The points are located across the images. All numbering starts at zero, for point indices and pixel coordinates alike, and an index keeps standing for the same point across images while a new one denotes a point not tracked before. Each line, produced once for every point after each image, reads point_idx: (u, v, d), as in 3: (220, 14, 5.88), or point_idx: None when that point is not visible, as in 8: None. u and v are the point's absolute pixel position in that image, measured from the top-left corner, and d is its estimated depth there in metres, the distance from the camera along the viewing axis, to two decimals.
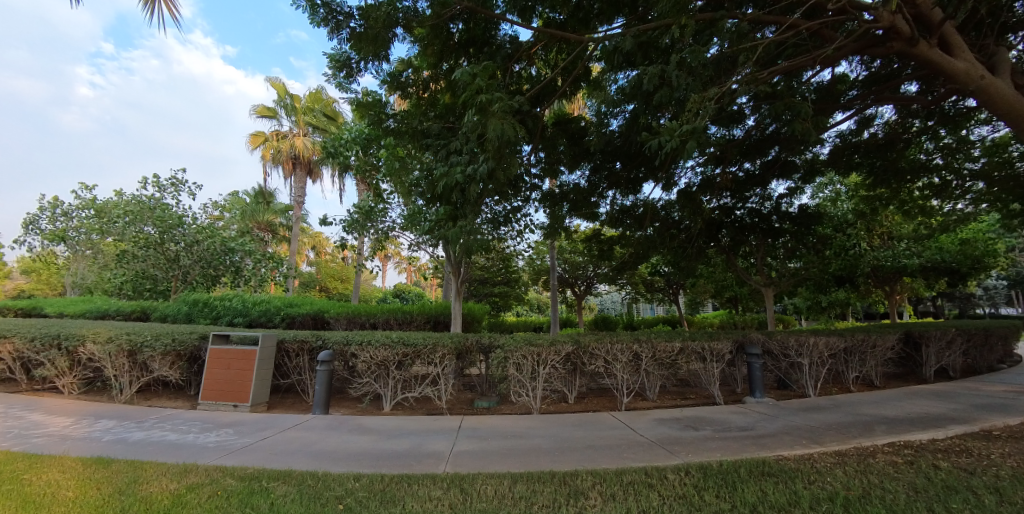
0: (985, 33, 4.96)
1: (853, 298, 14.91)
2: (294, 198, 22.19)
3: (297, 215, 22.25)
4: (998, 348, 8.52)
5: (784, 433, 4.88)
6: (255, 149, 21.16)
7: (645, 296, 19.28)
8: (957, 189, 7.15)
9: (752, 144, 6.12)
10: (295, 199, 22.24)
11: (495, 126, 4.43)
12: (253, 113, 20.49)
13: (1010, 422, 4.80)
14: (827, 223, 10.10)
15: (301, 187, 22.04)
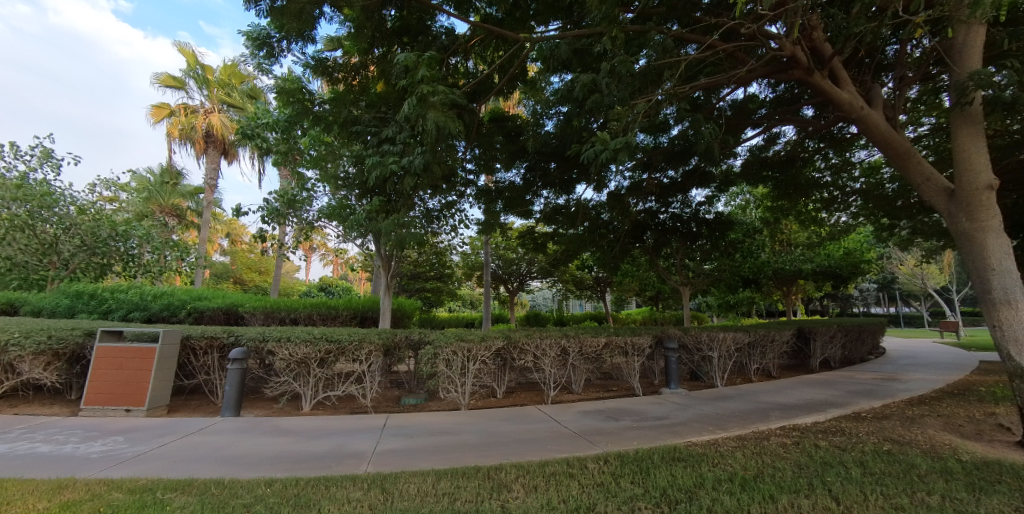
0: (865, 70, 5.70)
1: (758, 298, 16.52)
2: (207, 181, 20.25)
3: (210, 200, 20.33)
4: (869, 341, 9.89)
5: (695, 421, 5.26)
6: (159, 123, 19.07)
7: (576, 293, 20.00)
8: (841, 203, 8.20)
9: (675, 153, 6.49)
10: (208, 182, 20.30)
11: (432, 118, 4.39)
12: (156, 82, 18.41)
13: (874, 405, 5.55)
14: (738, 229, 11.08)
15: (214, 169, 20.19)
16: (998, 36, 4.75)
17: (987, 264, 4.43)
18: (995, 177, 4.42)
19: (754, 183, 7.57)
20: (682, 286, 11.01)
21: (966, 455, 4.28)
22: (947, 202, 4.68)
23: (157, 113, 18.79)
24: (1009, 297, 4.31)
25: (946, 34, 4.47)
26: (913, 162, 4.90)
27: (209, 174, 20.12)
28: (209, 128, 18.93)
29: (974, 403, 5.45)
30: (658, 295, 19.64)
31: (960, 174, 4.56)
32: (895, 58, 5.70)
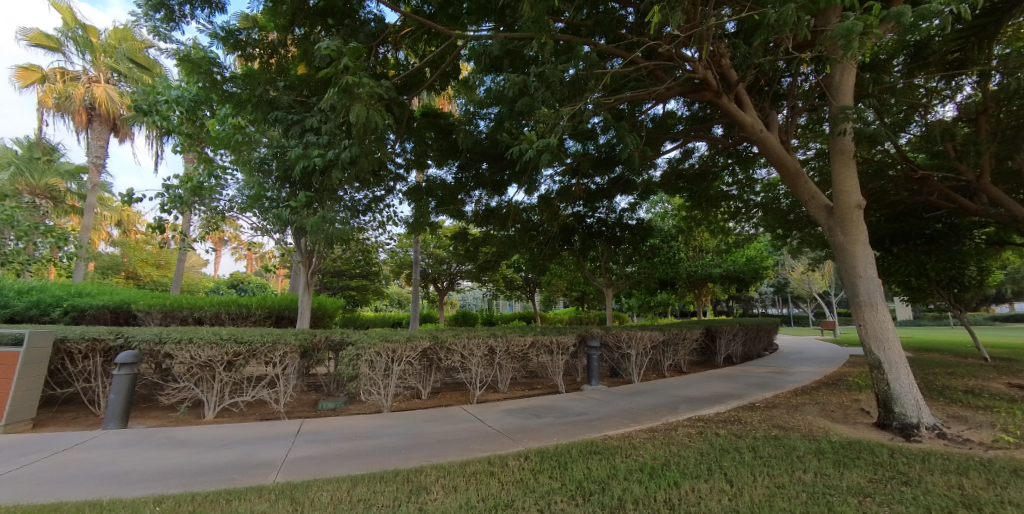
0: (763, 97, 6.37)
1: (673, 300, 17.86)
2: (93, 160, 17.72)
3: (94, 182, 17.78)
4: (765, 338, 11.10)
5: (612, 415, 5.55)
6: (28, 89, 16.56)
7: (506, 293, 20.35)
8: (745, 214, 9.16)
9: (601, 160, 6.81)
10: (93, 162, 17.76)
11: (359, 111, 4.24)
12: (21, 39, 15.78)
13: (765, 395, 6.23)
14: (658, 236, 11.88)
15: (99, 146, 17.72)
16: (864, 78, 5.55)
17: (855, 272, 5.16)
18: (862, 198, 5.14)
19: (672, 193, 8.15)
20: (606, 287, 11.56)
21: (834, 437, 4.94)
22: (827, 217, 5.35)
23: (25, 76, 16.41)
24: (871, 299, 5.11)
25: (825, 71, 5.13)
26: (801, 181, 5.51)
27: (94, 150, 17.61)
28: (92, 99, 16.64)
29: (843, 391, 6.31)
30: (584, 296, 20.55)
31: (836, 194, 5.23)
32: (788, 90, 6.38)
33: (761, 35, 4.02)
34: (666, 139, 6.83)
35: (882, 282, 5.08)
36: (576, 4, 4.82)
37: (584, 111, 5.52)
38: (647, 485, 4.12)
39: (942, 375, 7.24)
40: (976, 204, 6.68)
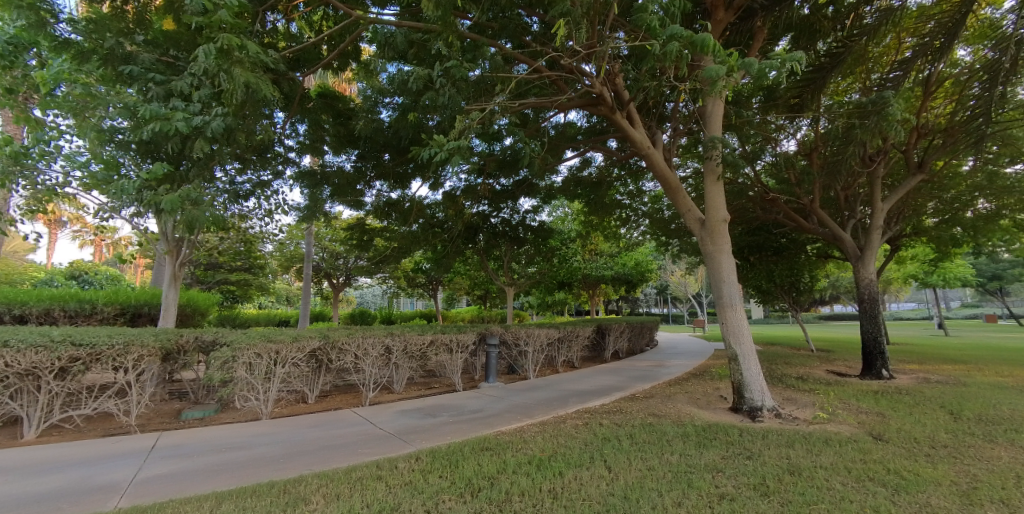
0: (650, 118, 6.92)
1: (570, 299, 18.99)
2: None
3: None
4: (647, 334, 12.39)
5: (506, 411, 5.73)
6: None
7: (407, 290, 20.03)
8: (634, 221, 10.17)
9: (506, 162, 7.02)
10: None
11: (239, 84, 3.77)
12: None
13: (642, 387, 6.89)
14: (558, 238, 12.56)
15: None
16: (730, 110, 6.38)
17: (719, 277, 5.88)
18: (727, 213, 5.88)
19: (571, 198, 8.61)
20: (509, 285, 11.89)
21: (697, 421, 5.57)
22: (700, 229, 6.01)
23: None
24: (732, 301, 5.84)
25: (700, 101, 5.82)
26: (681, 195, 6.09)
27: None
28: None
29: (706, 380, 7.23)
30: (485, 295, 20.99)
31: (707, 208, 5.91)
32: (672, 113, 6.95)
33: (649, 62, 4.48)
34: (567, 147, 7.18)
35: (739, 287, 5.84)
36: (483, 5, 4.85)
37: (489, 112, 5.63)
38: (531, 477, 4.35)
39: (781, 364, 8.66)
40: (809, 223, 8.07)
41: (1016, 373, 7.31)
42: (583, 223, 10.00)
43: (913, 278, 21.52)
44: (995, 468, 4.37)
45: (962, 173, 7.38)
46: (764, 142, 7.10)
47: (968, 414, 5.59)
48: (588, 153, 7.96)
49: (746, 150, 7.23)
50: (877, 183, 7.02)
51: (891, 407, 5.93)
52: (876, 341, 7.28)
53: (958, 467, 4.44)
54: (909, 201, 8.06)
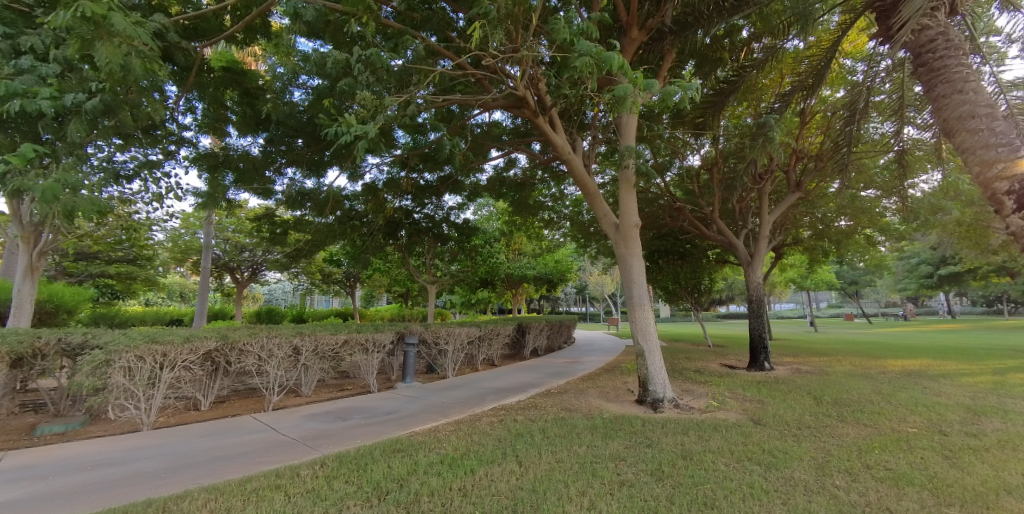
0: (570, 125, 7.22)
1: (494, 298, 19.21)
2: None
3: None
4: (565, 331, 13.02)
5: (421, 412, 5.70)
6: None
7: (322, 286, 19.01)
8: (556, 222, 10.62)
9: (429, 157, 7.01)
10: None
11: (117, 43, 3.28)
12: None
13: (557, 382, 7.18)
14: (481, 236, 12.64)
15: None
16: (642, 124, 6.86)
17: (630, 278, 6.27)
18: (638, 219, 6.29)
19: (496, 197, 8.70)
20: (430, 283, 11.79)
21: (605, 413, 5.88)
22: (614, 233, 6.36)
23: None
24: (640, 301, 6.22)
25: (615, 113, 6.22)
26: (598, 200, 6.39)
27: None
28: None
29: (617, 375, 7.73)
30: (406, 293, 20.56)
31: (621, 214, 6.27)
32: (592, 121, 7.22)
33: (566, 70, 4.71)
34: (492, 146, 7.25)
35: (648, 288, 6.25)
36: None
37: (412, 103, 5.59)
38: (442, 476, 4.36)
39: (683, 359, 9.49)
40: (710, 231, 8.90)
41: (864, 363, 8.69)
42: (508, 222, 10.17)
43: (791, 281, 24.79)
44: (842, 443, 5.17)
45: (828, 194, 8.49)
46: (672, 155, 7.72)
47: (826, 398, 6.53)
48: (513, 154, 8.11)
49: (656, 161, 7.85)
50: (764, 198, 7.95)
51: (769, 394, 6.74)
52: (760, 337, 8.24)
53: (816, 444, 5.18)
54: (789, 216, 9.22)
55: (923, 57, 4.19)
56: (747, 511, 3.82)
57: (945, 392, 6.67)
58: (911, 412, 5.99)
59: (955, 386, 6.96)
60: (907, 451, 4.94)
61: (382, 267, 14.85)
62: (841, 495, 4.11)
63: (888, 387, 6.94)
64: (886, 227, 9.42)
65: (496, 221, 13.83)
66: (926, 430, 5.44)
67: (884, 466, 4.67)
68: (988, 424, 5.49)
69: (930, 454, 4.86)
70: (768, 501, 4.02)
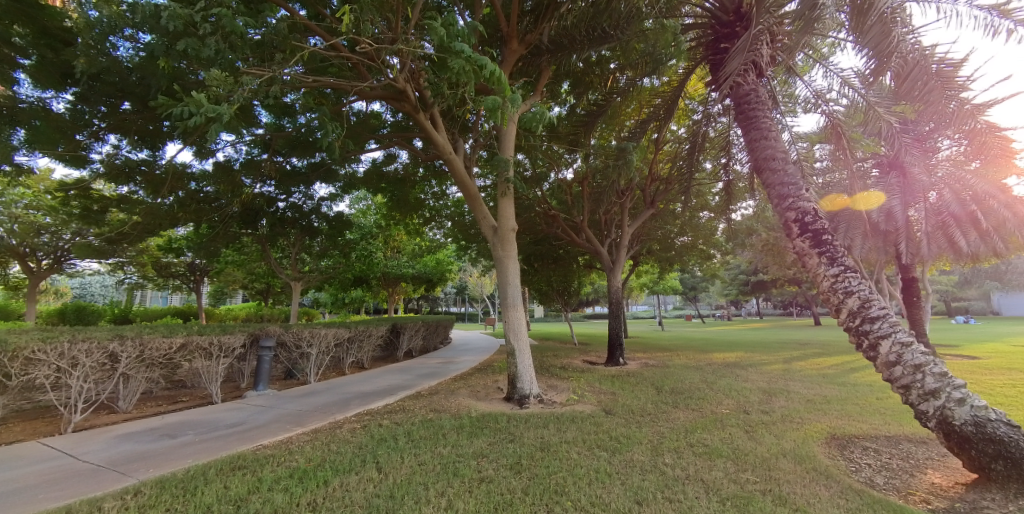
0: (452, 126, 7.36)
1: (370, 296, 18.54)
2: None
3: None
4: (440, 332, 13.40)
5: (272, 422, 5.24)
6: None
7: (156, 279, 16.16)
8: (438, 220, 10.83)
9: (296, 141, 6.67)
10: None
11: None
12: None
13: (428, 384, 7.19)
14: (356, 232, 12.13)
15: None
16: (522, 133, 7.28)
17: (505, 280, 6.53)
18: (515, 224, 6.62)
19: (375, 192, 8.47)
20: (294, 280, 10.88)
21: (473, 412, 6.03)
22: (492, 236, 6.57)
23: None
24: (513, 301, 6.49)
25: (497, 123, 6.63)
26: (478, 203, 6.56)
27: None
28: None
29: (488, 374, 8.02)
30: (267, 289, 18.64)
31: (499, 217, 6.52)
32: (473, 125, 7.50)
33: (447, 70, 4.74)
34: (370, 137, 7.17)
35: (521, 289, 6.57)
36: None
37: (277, 80, 5.15)
38: (290, 491, 3.95)
39: (552, 356, 10.20)
40: (579, 239, 9.77)
41: (696, 357, 10.25)
42: (386, 219, 9.93)
43: (646, 287, 28.42)
44: (674, 426, 6.01)
45: (675, 213, 9.87)
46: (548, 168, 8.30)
47: (665, 388, 7.56)
48: (393, 148, 8.04)
49: (534, 171, 8.34)
50: (626, 212, 8.99)
51: (621, 387, 7.58)
52: (617, 335, 9.25)
53: (654, 428, 5.93)
54: (645, 230, 10.52)
55: (742, 106, 5.70)
56: (591, 494, 4.24)
57: (750, 379, 8.18)
58: (725, 396, 7.23)
59: (758, 373, 8.59)
60: (720, 429, 5.95)
61: (236, 259, 13.20)
62: (668, 471, 4.79)
63: (711, 377, 8.30)
64: (715, 243, 11.28)
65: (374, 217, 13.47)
66: (735, 410, 6.61)
67: (703, 443, 5.56)
68: (776, 402, 6.88)
69: (735, 430, 5.93)
70: (610, 483, 4.52)
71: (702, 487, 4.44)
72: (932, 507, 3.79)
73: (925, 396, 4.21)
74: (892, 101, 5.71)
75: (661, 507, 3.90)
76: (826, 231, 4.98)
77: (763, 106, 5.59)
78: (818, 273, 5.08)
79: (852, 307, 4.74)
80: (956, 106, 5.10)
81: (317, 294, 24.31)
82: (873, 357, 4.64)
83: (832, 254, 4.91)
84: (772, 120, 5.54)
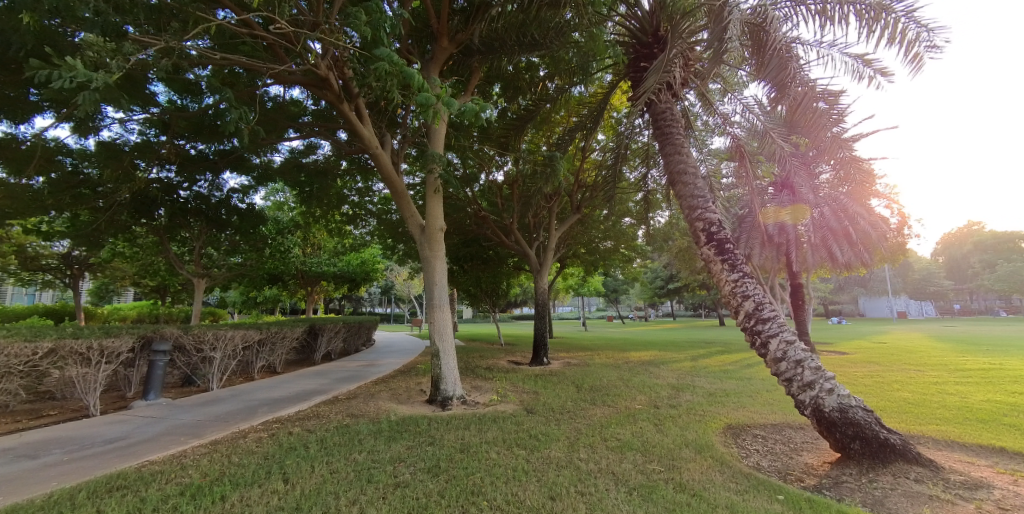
0: (379, 119, 7.20)
1: (288, 295, 17.51)
2: None
3: None
4: (363, 335, 13.09)
5: (162, 435, 4.74)
6: None
7: (19, 273, 13.81)
8: (362, 218, 10.72)
9: (201, 126, 6.36)
10: None
11: None
12: None
13: (346, 388, 6.97)
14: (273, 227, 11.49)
15: None
16: (453, 132, 7.28)
17: (431, 280, 6.46)
18: (444, 223, 6.58)
19: (293, 185, 8.20)
20: (198, 278, 10.02)
21: (393, 416, 5.90)
22: (420, 235, 6.49)
23: None
24: (440, 301, 6.43)
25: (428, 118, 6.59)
26: (405, 201, 6.44)
27: None
28: None
29: (411, 377, 7.94)
30: (165, 286, 16.75)
31: (427, 216, 6.46)
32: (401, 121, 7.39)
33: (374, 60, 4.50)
34: (288, 125, 6.94)
35: (448, 290, 6.53)
36: None
37: (177, 53, 4.64)
38: (180, 507, 3.53)
39: (478, 357, 10.28)
40: (509, 241, 9.97)
41: (616, 356, 10.82)
42: (304, 214, 9.74)
43: (573, 289, 29.56)
44: (590, 422, 6.33)
45: (599, 219, 10.40)
46: (479, 169, 8.56)
47: (584, 386, 7.93)
48: (313, 138, 7.87)
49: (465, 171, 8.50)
50: (554, 216, 9.35)
51: (543, 386, 7.82)
52: (542, 336, 9.54)
53: (572, 425, 6.20)
54: (572, 234, 10.96)
55: (660, 122, 6.13)
56: (507, 492, 4.31)
57: (662, 375, 8.83)
58: (638, 392, 7.73)
59: (669, 370, 9.29)
60: (632, 424, 6.36)
61: (125, 251, 11.85)
62: (582, 466, 5.02)
63: (628, 374, 8.84)
64: (636, 248, 12.02)
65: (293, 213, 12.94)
66: (647, 405, 7.10)
67: (616, 437, 5.90)
68: (683, 397, 7.50)
69: (646, 424, 6.37)
70: (526, 480, 4.62)
71: (612, 479, 4.71)
72: (805, 485, 4.33)
73: (805, 387, 4.79)
74: (784, 128, 6.45)
75: (572, 501, 4.07)
76: (728, 241, 5.50)
77: (676, 124, 6.07)
78: (720, 278, 5.59)
79: (748, 309, 5.27)
80: (832, 136, 5.90)
81: (228, 292, 22.29)
82: (764, 354, 5.18)
83: (733, 261, 5.44)
84: (685, 137, 6.02)
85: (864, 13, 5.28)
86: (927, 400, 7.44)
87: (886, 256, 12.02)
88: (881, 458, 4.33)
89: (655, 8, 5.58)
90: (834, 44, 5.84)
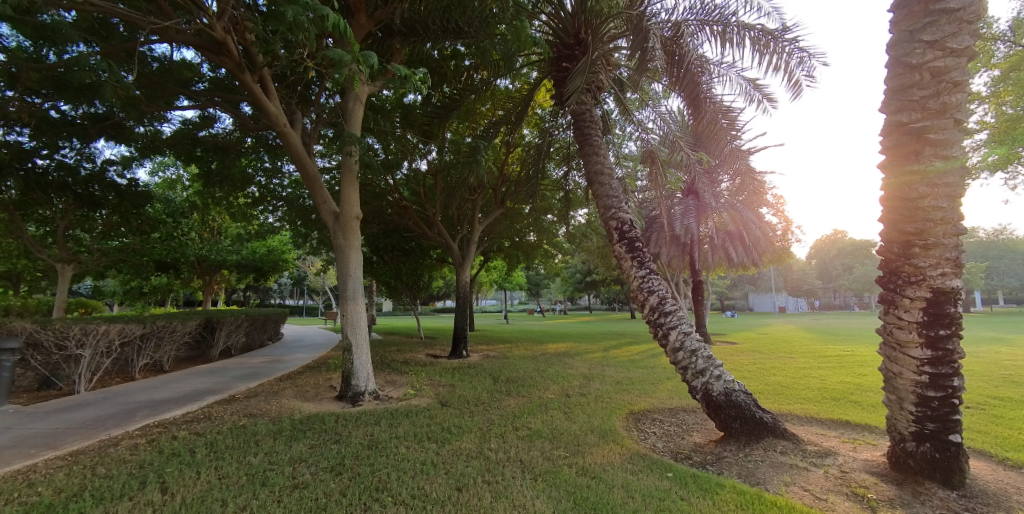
0: (289, 94, 6.73)
1: (182, 283, 15.84)
2: None
3: None
4: (269, 328, 12.29)
5: (5, 448, 4.09)
6: None
7: None
8: (271, 202, 10.03)
9: (63, 84, 5.59)
10: None
11: None
12: None
13: (244, 387, 6.64)
14: (163, 208, 10.33)
15: None
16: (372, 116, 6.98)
17: (346, 271, 6.19)
18: (360, 212, 6.32)
19: (186, 161, 7.49)
20: (63, 264, 8.77)
21: (297, 414, 5.66)
22: (333, 223, 6.17)
23: None
24: (354, 294, 6.20)
25: (344, 99, 6.25)
26: (317, 186, 6.07)
27: None
28: None
29: (320, 373, 7.66)
30: (20, 275, 14.19)
31: (341, 204, 6.17)
32: (314, 98, 7.06)
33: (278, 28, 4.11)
34: (178, 92, 6.32)
35: (363, 281, 6.31)
36: None
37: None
38: None
39: (396, 351, 10.09)
40: (431, 233, 9.94)
41: (535, 348, 11.17)
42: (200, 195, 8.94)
43: (496, 283, 29.99)
44: (503, 412, 6.54)
45: (523, 213, 10.64)
46: (401, 155, 8.39)
47: (501, 378, 8.14)
48: (210, 109, 7.22)
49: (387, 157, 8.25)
50: (478, 209, 9.43)
51: (460, 379, 7.89)
52: (462, 329, 9.63)
53: (485, 416, 6.36)
54: (496, 227, 11.09)
55: (580, 122, 6.33)
56: (412, 486, 4.25)
57: (575, 366, 9.32)
58: (550, 383, 8.09)
59: (582, 361, 9.84)
60: (543, 413, 6.66)
61: None
62: (491, 456, 5.12)
63: (543, 365, 9.21)
64: (557, 245, 12.49)
65: (187, 192, 11.72)
66: (558, 394, 7.49)
67: (526, 426, 6.14)
68: (591, 386, 7.97)
69: (556, 413, 6.71)
70: (433, 473, 4.59)
71: (520, 467, 4.87)
72: (692, 462, 4.82)
73: (696, 374, 5.33)
74: (690, 137, 6.98)
75: (477, 490, 4.16)
76: (638, 240, 5.87)
77: (595, 126, 6.33)
78: (629, 274, 5.96)
79: (652, 304, 5.67)
80: (730, 148, 6.52)
81: (106, 279, 19.41)
82: (664, 344, 5.65)
83: (640, 259, 5.84)
84: (602, 140, 6.30)
85: (757, 40, 5.85)
86: (795, 383, 8.62)
87: (771, 257, 13.69)
88: (753, 435, 4.96)
89: (577, 11, 5.75)
90: (733, 65, 6.41)
